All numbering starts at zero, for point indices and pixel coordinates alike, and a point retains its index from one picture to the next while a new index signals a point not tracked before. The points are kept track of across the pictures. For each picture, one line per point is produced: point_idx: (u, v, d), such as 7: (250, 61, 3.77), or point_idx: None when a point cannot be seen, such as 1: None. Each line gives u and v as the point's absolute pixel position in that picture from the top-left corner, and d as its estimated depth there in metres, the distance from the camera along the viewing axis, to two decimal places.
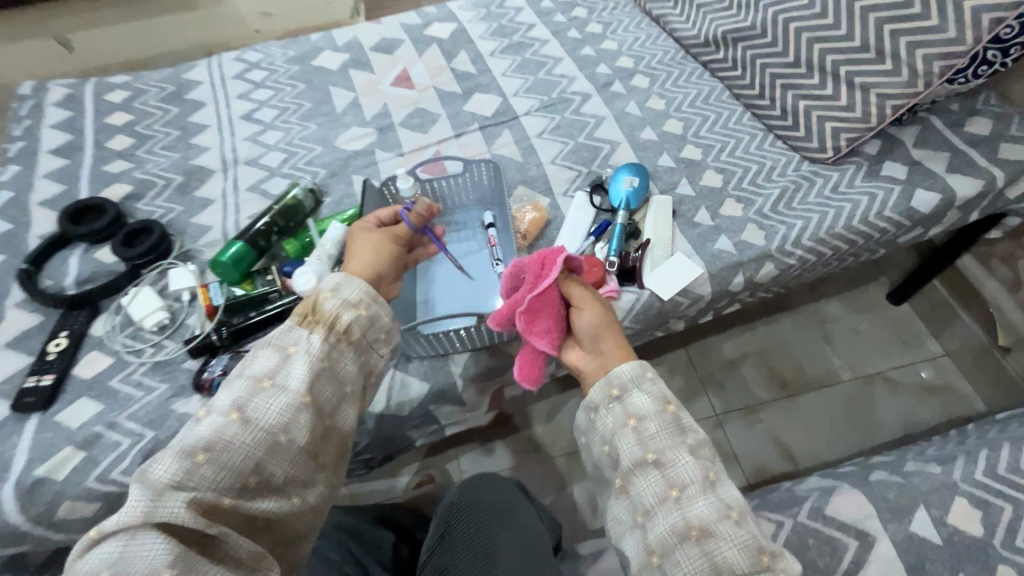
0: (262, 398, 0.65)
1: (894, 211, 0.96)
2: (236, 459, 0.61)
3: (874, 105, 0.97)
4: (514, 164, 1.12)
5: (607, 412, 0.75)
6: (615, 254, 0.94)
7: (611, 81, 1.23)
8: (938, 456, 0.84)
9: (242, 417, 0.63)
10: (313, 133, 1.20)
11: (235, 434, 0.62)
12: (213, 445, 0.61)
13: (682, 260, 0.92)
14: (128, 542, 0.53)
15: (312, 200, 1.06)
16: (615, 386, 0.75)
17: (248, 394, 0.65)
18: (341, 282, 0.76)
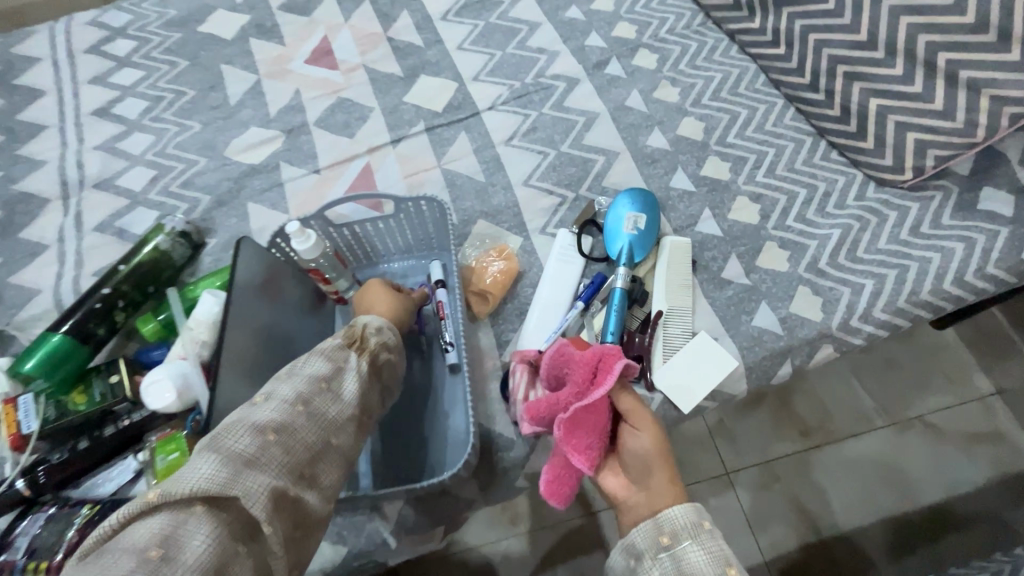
0: (331, 391, 0.49)
1: (999, 266, 0.69)
2: (306, 455, 0.45)
3: (985, 112, 0.67)
4: (474, 186, 0.82)
5: (653, 565, 0.48)
6: (614, 336, 0.66)
7: (606, 59, 0.90)
8: None
9: (309, 407, 0.46)
10: (195, 137, 0.87)
11: (305, 424, 0.45)
12: (284, 428, 0.44)
13: (708, 344, 0.66)
14: (181, 523, 0.36)
15: (185, 248, 0.75)
16: (667, 530, 0.50)
17: (309, 388, 0.48)
18: (387, 325, 0.57)
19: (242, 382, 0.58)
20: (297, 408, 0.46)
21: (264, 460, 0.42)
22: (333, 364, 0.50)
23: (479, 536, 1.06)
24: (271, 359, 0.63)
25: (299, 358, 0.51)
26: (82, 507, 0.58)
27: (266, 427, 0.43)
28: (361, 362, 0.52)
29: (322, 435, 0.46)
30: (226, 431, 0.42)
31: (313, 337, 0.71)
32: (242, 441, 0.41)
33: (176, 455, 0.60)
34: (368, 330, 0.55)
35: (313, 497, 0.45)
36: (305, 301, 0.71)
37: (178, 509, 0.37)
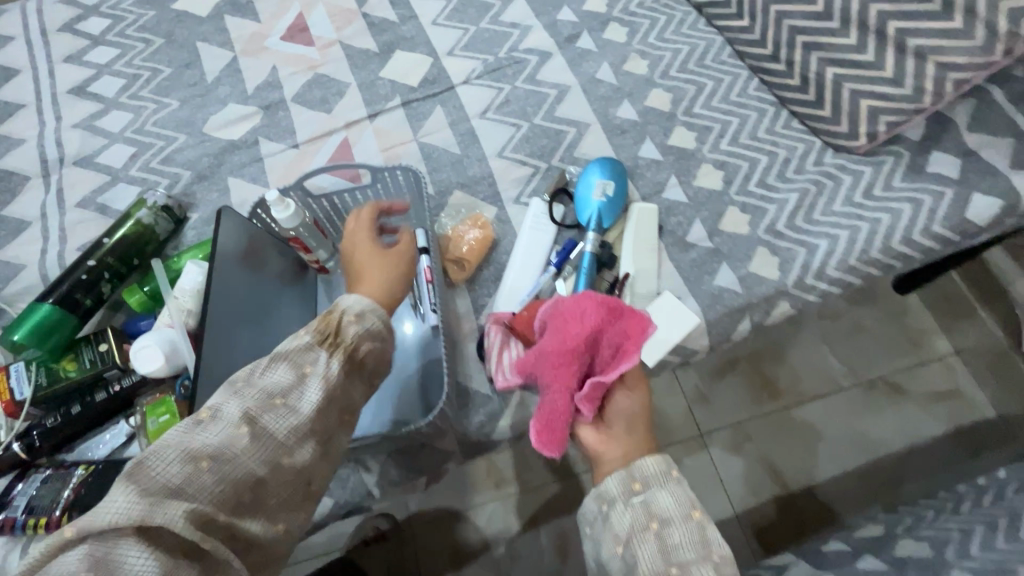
0: (285, 405, 0.48)
1: (943, 225, 0.73)
2: (243, 479, 0.45)
3: (931, 78, 0.71)
4: (450, 158, 0.84)
5: (624, 509, 0.53)
6: None
7: (577, 33, 0.92)
8: (958, 526, 0.69)
9: (255, 429, 0.46)
10: (174, 114, 0.88)
11: (246, 445, 0.46)
12: (220, 452, 0.44)
13: (673, 303, 0.70)
14: (108, 549, 0.39)
15: (168, 222, 0.77)
16: (638, 477, 0.54)
17: (259, 403, 0.48)
18: (370, 309, 0.56)
19: (224, 345, 0.61)
20: (241, 429, 0.46)
21: (191, 488, 0.43)
22: (292, 375, 0.50)
23: (465, 500, 1.11)
24: (251, 323, 0.65)
25: (261, 363, 0.50)
26: (77, 468, 0.61)
27: (199, 453, 0.44)
28: (329, 363, 0.51)
29: (267, 455, 0.47)
30: (155, 458, 0.43)
31: (295, 304, 0.74)
32: (171, 469, 0.42)
33: (166, 418, 0.63)
34: (345, 320, 0.54)
35: (254, 520, 0.46)
36: (287, 272, 0.73)
37: (108, 535, 0.39)
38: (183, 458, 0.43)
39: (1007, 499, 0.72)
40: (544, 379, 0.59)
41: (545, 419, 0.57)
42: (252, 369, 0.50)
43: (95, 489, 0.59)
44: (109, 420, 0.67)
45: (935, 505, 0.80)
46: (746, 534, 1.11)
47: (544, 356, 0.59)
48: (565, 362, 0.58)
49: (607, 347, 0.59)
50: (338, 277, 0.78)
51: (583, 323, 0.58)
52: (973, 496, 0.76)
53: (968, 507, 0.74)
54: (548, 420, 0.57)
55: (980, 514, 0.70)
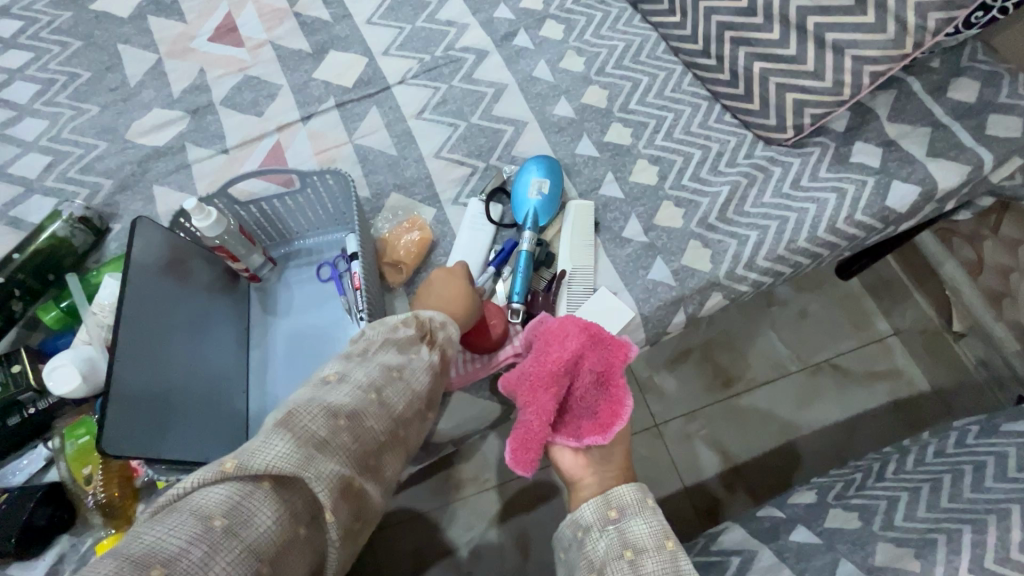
0: (400, 381, 0.55)
1: (866, 213, 0.76)
2: (366, 445, 0.50)
3: (849, 71, 0.73)
4: (386, 160, 0.83)
5: (600, 536, 0.56)
6: (520, 297, 0.70)
7: (514, 30, 0.92)
8: (888, 487, 0.72)
9: (378, 399, 0.52)
10: (93, 121, 0.84)
11: (374, 411, 0.51)
12: (353, 414, 0.49)
13: (609, 298, 0.72)
14: (247, 497, 0.41)
15: (88, 235, 0.74)
16: (615, 506, 0.57)
17: (380, 378, 0.53)
18: (449, 321, 0.64)
19: (144, 354, 0.57)
20: (368, 396, 0.51)
21: (332, 444, 0.46)
22: (404, 356, 0.57)
23: (421, 501, 1.10)
24: (172, 336, 0.61)
25: (375, 345, 0.57)
26: None
27: (338, 411, 0.48)
28: (430, 356, 0.59)
29: (388, 424, 0.52)
30: (303, 410, 0.47)
31: (226, 314, 0.71)
32: (317, 422, 0.46)
33: (87, 439, 0.61)
34: (435, 325, 0.61)
35: (373, 484, 0.51)
36: (216, 282, 0.71)
37: (247, 482, 0.42)
38: (328, 414, 0.47)
39: (926, 462, 0.74)
40: (521, 399, 0.61)
41: (520, 438, 0.58)
42: (365, 349, 0.57)
43: (7, 519, 0.56)
44: (26, 445, 0.64)
45: (859, 466, 0.80)
46: (701, 519, 1.13)
47: (525, 376, 0.61)
48: (545, 384, 0.59)
49: (587, 372, 0.60)
50: (272, 285, 0.76)
51: (565, 344, 0.60)
52: (894, 456, 0.79)
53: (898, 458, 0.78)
54: (523, 440, 0.58)
55: (904, 480, 0.72)
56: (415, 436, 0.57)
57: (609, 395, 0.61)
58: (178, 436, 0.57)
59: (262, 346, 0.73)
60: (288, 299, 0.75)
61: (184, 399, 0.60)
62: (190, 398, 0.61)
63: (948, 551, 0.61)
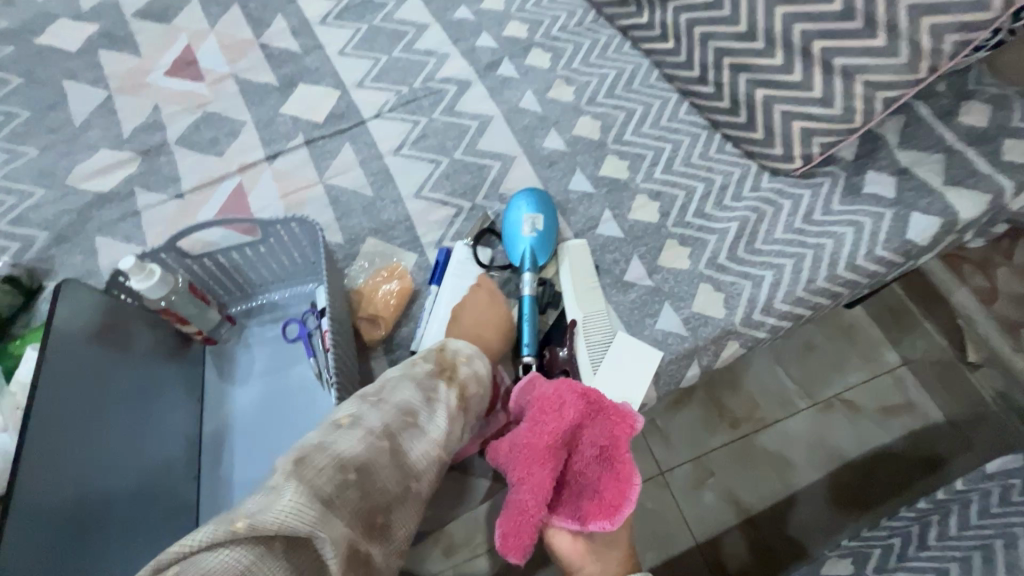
0: (417, 424, 0.46)
1: (887, 247, 0.70)
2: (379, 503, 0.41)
3: (860, 97, 0.68)
4: (361, 201, 0.75)
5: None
6: (530, 350, 0.63)
7: (497, 59, 0.86)
8: (935, 558, 0.64)
9: (392, 448, 0.43)
10: (30, 165, 0.75)
11: (387, 463, 0.43)
12: (365, 466, 0.41)
13: (629, 342, 0.64)
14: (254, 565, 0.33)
15: (12, 297, 0.64)
16: None
17: (394, 424, 0.45)
18: (477, 355, 0.55)
19: (64, 440, 0.47)
20: (381, 443, 0.43)
21: (341, 501, 0.38)
22: (423, 395, 0.48)
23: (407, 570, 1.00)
24: (100, 420, 0.51)
25: (391, 380, 0.49)
26: None
27: (349, 462, 0.40)
28: (450, 396, 0.50)
29: (403, 478, 0.44)
30: (314, 459, 0.39)
31: (179, 384, 0.61)
32: (327, 474, 0.38)
33: None
34: (459, 359, 0.53)
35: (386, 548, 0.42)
36: (163, 346, 0.61)
37: (256, 544, 0.34)
38: (336, 466, 0.39)
39: (971, 526, 0.66)
40: (513, 474, 0.52)
41: (512, 520, 0.50)
42: (383, 386, 0.49)
43: None
44: None
45: (898, 530, 0.73)
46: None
47: (516, 447, 0.53)
48: (538, 457, 0.50)
49: (588, 445, 0.53)
50: (230, 346, 0.67)
51: (565, 411, 0.52)
52: (935, 519, 0.71)
53: (944, 519, 0.69)
54: (516, 523, 0.50)
55: (950, 549, 0.64)
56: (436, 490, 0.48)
57: (613, 471, 0.52)
58: (114, 549, 0.47)
59: (217, 421, 0.63)
60: (248, 363, 0.66)
61: (112, 494, 0.49)
62: (121, 497, 0.50)
63: None
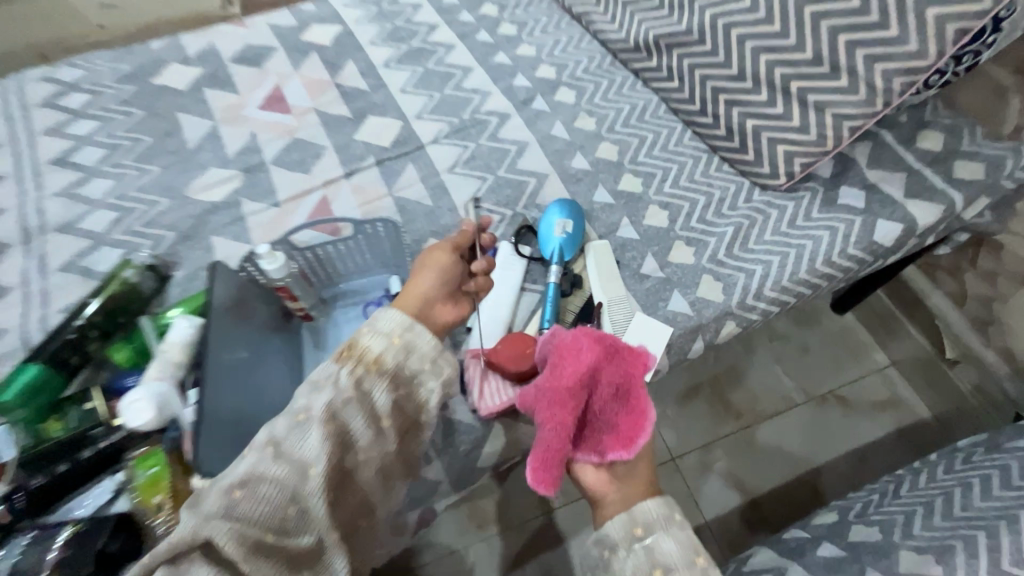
0: (304, 421, 0.56)
1: (858, 247, 0.85)
2: (284, 498, 0.52)
3: (830, 126, 0.84)
4: (423, 210, 0.92)
5: (627, 555, 0.58)
6: (549, 324, 0.78)
7: (531, 96, 1.04)
8: (905, 504, 0.76)
9: (277, 447, 0.54)
10: (156, 180, 0.93)
11: (275, 461, 0.53)
12: (249, 477, 0.51)
13: (645, 320, 0.79)
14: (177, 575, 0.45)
15: (153, 280, 0.79)
16: (640, 523, 0.59)
17: (285, 429, 0.56)
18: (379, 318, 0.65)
19: (226, 381, 0.64)
20: (269, 448, 0.54)
21: (236, 510, 0.49)
22: (304, 397, 0.58)
23: (448, 538, 1.13)
24: (243, 369, 0.67)
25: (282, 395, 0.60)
26: (63, 528, 0.61)
27: (234, 483, 0.51)
28: (334, 380, 0.59)
29: (299, 466, 0.54)
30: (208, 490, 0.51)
31: (286, 351, 0.77)
32: (214, 499, 0.50)
33: (156, 469, 0.64)
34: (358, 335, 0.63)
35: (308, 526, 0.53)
36: (273, 320, 0.77)
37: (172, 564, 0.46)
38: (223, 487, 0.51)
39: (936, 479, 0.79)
40: (541, 416, 0.63)
41: (540, 456, 0.60)
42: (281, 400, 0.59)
43: (80, 552, 0.58)
44: (92, 478, 0.66)
45: (877, 488, 0.85)
46: (724, 553, 1.14)
47: (543, 393, 0.64)
48: (563, 400, 0.62)
49: (607, 385, 0.64)
50: (322, 324, 0.81)
51: (587, 358, 0.64)
52: (907, 477, 0.84)
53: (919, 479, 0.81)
54: (544, 458, 0.60)
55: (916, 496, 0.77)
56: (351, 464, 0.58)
57: (628, 408, 0.64)
58: None
59: None
60: (336, 336, 0.80)
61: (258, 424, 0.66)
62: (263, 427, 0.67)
63: (967, 556, 0.65)
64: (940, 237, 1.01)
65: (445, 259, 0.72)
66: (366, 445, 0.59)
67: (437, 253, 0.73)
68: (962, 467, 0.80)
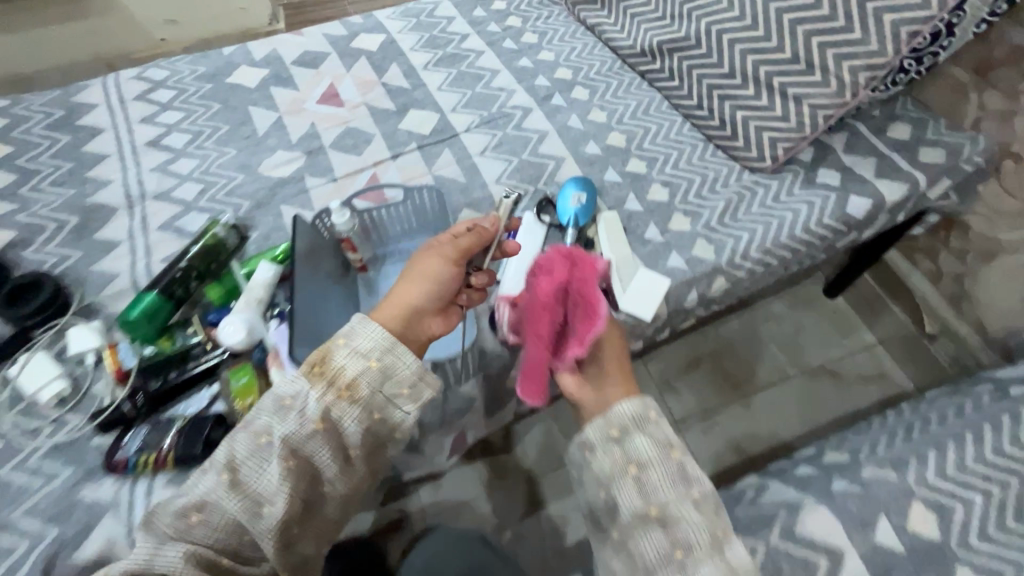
0: (266, 447, 0.62)
1: (832, 218, 0.99)
2: (234, 528, 0.62)
3: (807, 114, 0.99)
4: (458, 186, 1.07)
5: (605, 455, 0.67)
6: None
7: (550, 94, 1.20)
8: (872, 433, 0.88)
9: (231, 479, 0.61)
10: (233, 160, 1.09)
11: (230, 491, 0.61)
12: (203, 505, 0.61)
13: (647, 274, 0.93)
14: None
15: (236, 237, 0.95)
16: (616, 426, 0.68)
17: (248, 451, 0.62)
18: (357, 330, 0.66)
19: (308, 306, 0.80)
20: (225, 474, 0.61)
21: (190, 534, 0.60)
22: (269, 423, 0.62)
23: (471, 485, 1.26)
24: (319, 300, 0.83)
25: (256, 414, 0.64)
26: (175, 421, 0.75)
27: (191, 508, 0.60)
28: (302, 408, 0.62)
29: (252, 503, 0.61)
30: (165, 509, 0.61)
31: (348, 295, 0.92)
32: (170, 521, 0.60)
33: (246, 379, 0.78)
34: (334, 348, 0.65)
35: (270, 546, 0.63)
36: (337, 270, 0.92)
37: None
38: (182, 510, 0.60)
39: (901, 415, 0.91)
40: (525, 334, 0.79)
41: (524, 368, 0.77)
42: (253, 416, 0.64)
43: (192, 436, 0.73)
44: (193, 388, 0.80)
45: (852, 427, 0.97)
46: None
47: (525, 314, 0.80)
48: (534, 314, 0.76)
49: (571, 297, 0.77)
50: (375, 277, 0.96)
51: (555, 269, 0.77)
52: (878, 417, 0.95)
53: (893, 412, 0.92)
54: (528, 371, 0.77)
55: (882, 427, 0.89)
56: (314, 488, 0.65)
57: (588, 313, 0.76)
58: None
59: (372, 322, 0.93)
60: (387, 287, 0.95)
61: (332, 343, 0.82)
62: None
63: (918, 465, 0.77)
64: (914, 215, 1.14)
65: (444, 273, 0.73)
66: (332, 477, 0.65)
67: (428, 264, 0.74)
68: (924, 405, 0.92)
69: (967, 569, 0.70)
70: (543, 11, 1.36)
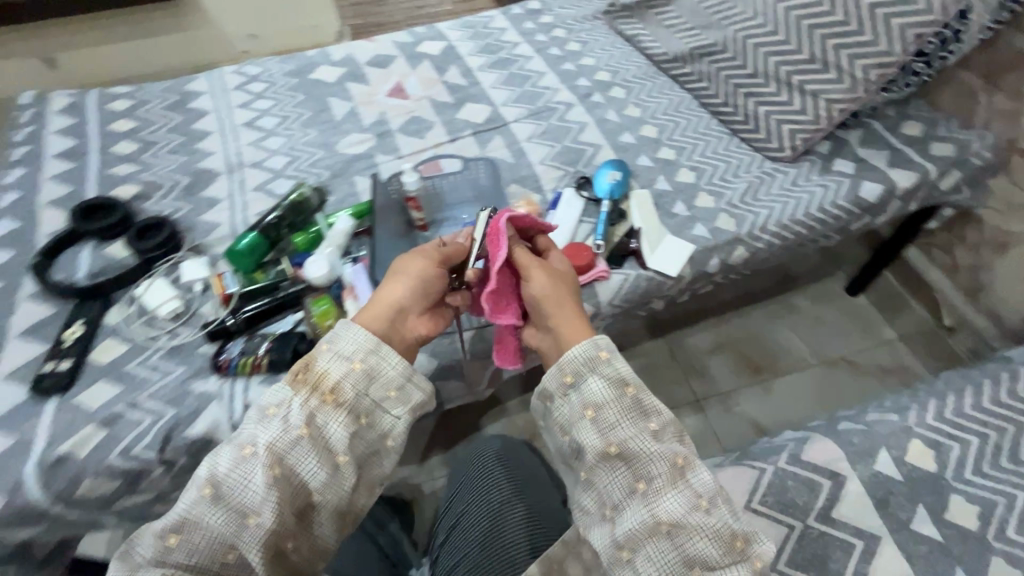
0: (251, 457, 0.63)
1: (845, 200, 1.09)
2: (223, 546, 0.61)
3: (823, 108, 1.11)
4: (506, 165, 1.22)
5: (564, 401, 0.71)
6: (601, 238, 1.05)
7: (590, 92, 1.35)
8: None
9: (214, 491, 0.61)
10: (315, 139, 1.27)
11: (213, 510, 0.61)
12: (182, 526, 0.60)
13: (672, 240, 1.05)
14: None
15: (318, 198, 1.10)
16: (569, 372, 0.70)
17: (232, 462, 0.63)
18: (339, 337, 0.71)
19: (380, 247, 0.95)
20: (205, 490, 0.61)
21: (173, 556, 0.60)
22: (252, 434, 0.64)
23: None
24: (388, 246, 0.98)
25: (243, 425, 0.67)
26: (266, 337, 0.90)
27: (170, 531, 0.60)
28: (289, 412, 0.65)
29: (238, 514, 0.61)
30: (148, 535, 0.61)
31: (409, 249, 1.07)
32: (151, 546, 0.60)
33: (326, 305, 0.92)
34: (315, 356, 0.69)
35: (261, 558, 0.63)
36: (401, 227, 1.07)
37: None
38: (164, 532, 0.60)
39: None
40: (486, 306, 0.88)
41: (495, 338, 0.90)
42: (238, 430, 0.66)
43: (281, 347, 0.87)
44: (280, 313, 0.95)
45: None
46: None
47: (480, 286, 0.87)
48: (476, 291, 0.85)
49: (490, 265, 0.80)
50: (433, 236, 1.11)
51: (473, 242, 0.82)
52: None
53: None
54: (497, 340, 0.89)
55: None
56: (302, 496, 0.66)
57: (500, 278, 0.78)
58: None
59: None
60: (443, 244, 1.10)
61: None
62: None
63: (919, 409, 0.85)
64: (928, 208, 1.23)
65: (427, 278, 0.76)
66: (322, 484, 0.65)
67: (413, 264, 0.77)
68: None
69: (960, 497, 0.77)
70: (586, 23, 1.52)
